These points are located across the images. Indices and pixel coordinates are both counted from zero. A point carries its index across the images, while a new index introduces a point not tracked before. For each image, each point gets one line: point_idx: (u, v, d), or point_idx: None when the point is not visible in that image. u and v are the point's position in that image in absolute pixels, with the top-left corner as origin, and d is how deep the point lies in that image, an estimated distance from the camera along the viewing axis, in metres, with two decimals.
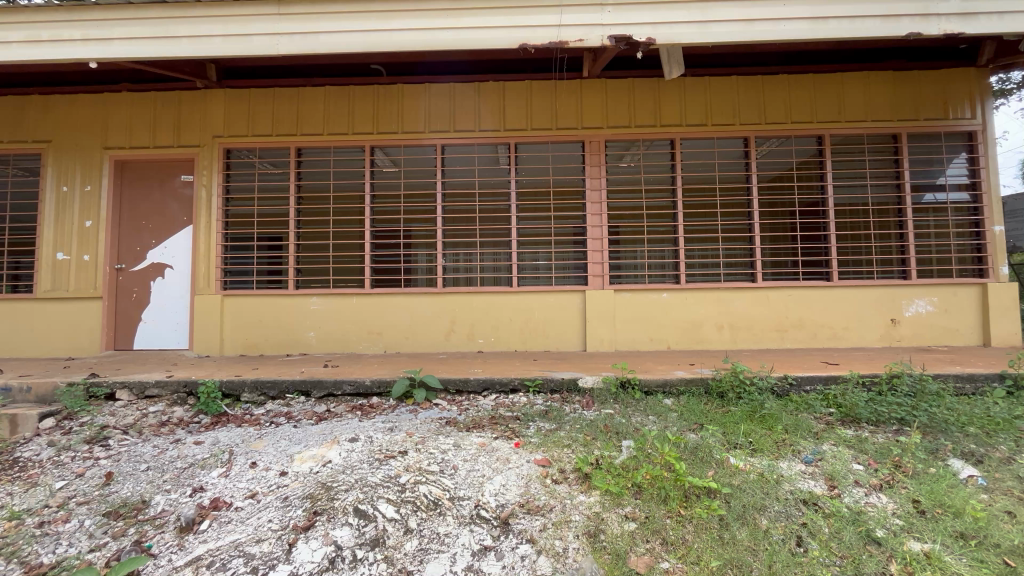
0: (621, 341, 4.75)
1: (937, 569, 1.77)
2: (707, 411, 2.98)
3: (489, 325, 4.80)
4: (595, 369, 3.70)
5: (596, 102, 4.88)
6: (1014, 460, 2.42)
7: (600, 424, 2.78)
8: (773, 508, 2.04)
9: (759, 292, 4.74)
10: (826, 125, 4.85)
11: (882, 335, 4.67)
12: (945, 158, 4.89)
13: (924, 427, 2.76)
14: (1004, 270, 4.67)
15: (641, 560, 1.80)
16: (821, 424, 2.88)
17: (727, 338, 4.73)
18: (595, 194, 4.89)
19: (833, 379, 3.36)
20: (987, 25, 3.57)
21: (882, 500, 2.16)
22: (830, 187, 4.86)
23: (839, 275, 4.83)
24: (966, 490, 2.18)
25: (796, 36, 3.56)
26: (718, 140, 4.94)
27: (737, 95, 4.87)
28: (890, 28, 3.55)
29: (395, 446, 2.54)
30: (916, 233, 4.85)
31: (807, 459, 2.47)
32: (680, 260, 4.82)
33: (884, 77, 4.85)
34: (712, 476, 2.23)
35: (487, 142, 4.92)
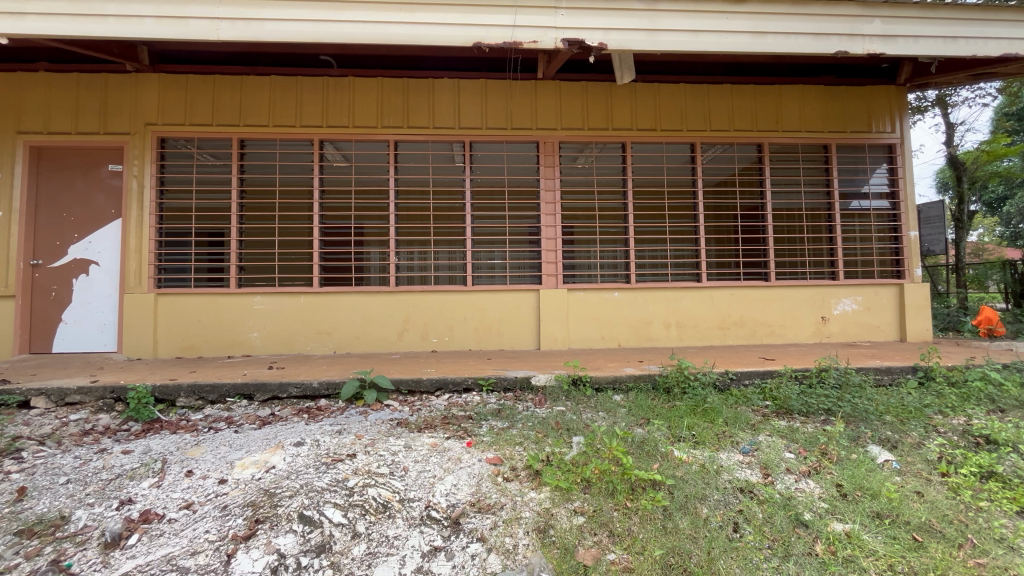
0: (574, 339, 4.85)
1: (856, 547, 1.92)
2: (654, 406, 3.09)
3: (443, 324, 4.76)
4: (549, 367, 3.75)
5: (550, 104, 4.94)
6: (923, 444, 2.67)
7: (552, 422, 2.83)
8: (713, 497, 2.15)
9: (704, 291, 4.95)
10: (765, 134, 5.13)
11: (813, 332, 5.01)
12: (869, 168, 5.29)
13: (848, 416, 2.99)
14: (917, 272, 5.11)
15: (589, 552, 1.84)
16: (758, 416, 3.05)
17: (674, 335, 4.91)
18: (549, 194, 4.94)
19: (769, 374, 3.57)
20: (904, 47, 3.90)
21: (809, 486, 2.33)
22: (768, 193, 5.16)
23: (776, 275, 5.13)
24: (883, 474, 2.38)
25: (737, 48, 3.75)
26: (666, 145, 5.12)
27: (685, 102, 5.07)
28: (821, 46, 3.81)
29: (343, 449, 2.47)
30: (844, 237, 5.20)
31: (744, 450, 2.61)
32: (631, 260, 4.94)
33: (817, 91, 5.19)
34: (657, 468, 2.32)
35: (442, 139, 4.87)
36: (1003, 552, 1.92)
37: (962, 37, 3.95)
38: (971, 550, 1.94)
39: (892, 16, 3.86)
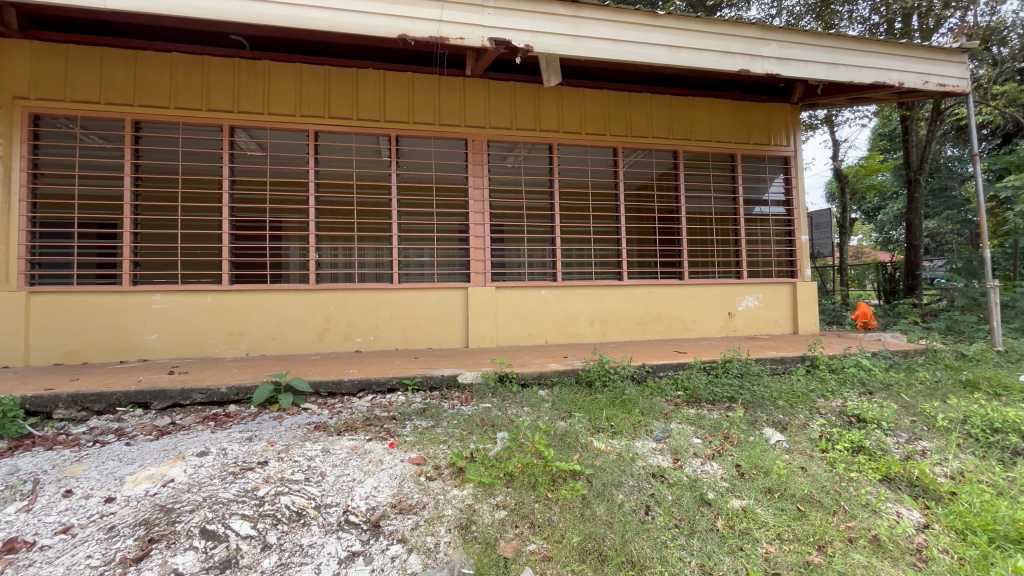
0: (502, 336, 4.90)
1: (750, 520, 2.12)
2: (576, 400, 3.21)
3: (368, 323, 4.61)
4: (476, 364, 3.76)
5: (479, 102, 4.95)
6: (808, 425, 3.00)
7: (477, 419, 2.85)
8: (628, 483, 2.29)
9: (625, 288, 5.21)
10: (680, 142, 5.49)
11: (721, 326, 5.44)
12: (768, 178, 5.84)
13: (747, 402, 3.29)
14: (807, 272, 5.72)
15: (510, 544, 1.87)
16: (671, 405, 3.27)
17: (597, 331, 5.12)
18: (477, 192, 4.93)
19: (681, 365, 3.83)
20: (795, 70, 4.34)
21: (713, 467, 2.54)
22: (682, 198, 5.52)
23: (689, 274, 5.51)
24: (775, 453, 2.64)
25: (654, 60, 3.98)
26: (591, 148, 5.32)
27: (608, 108, 5.30)
28: (727, 63, 4.15)
29: (254, 457, 2.32)
30: (747, 239, 5.70)
31: (658, 437, 2.79)
32: (557, 259, 5.08)
33: (725, 105, 5.64)
34: (577, 459, 2.41)
35: (367, 132, 4.71)
36: (868, 515, 2.21)
37: (842, 64, 4.47)
38: (844, 515, 2.21)
39: (786, 41, 4.29)
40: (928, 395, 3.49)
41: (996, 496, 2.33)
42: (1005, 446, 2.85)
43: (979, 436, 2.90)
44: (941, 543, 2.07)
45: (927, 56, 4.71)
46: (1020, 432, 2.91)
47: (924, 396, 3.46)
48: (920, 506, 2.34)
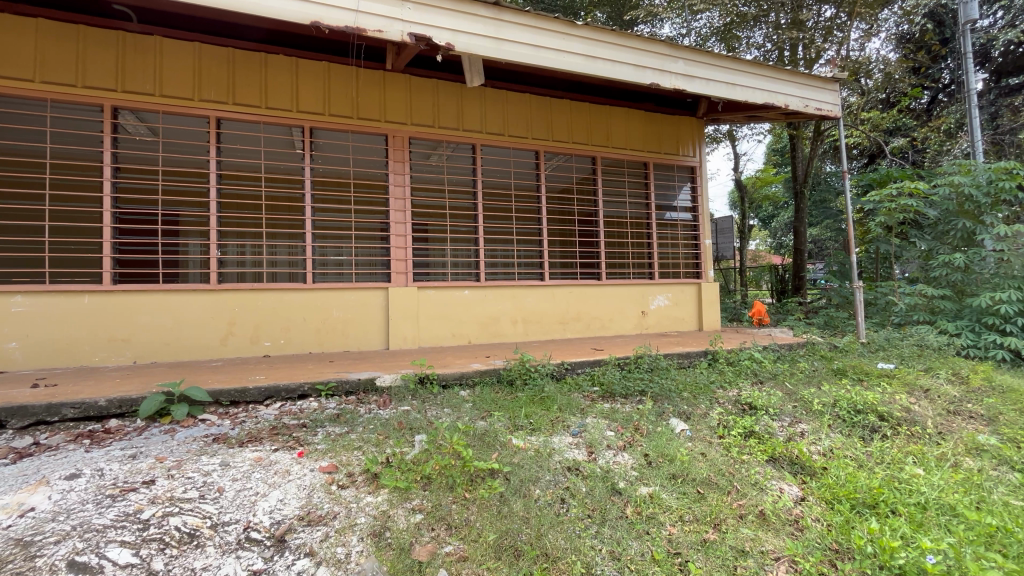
0: (424, 338, 4.82)
1: (656, 505, 2.26)
2: (497, 399, 3.24)
3: (279, 325, 4.33)
4: (396, 367, 3.67)
5: (400, 98, 4.84)
6: (708, 414, 3.27)
7: (395, 422, 2.78)
8: (545, 478, 2.35)
9: (547, 289, 5.35)
10: (598, 148, 5.74)
11: (635, 324, 5.76)
12: (677, 186, 6.27)
13: (656, 395, 3.52)
14: (710, 274, 6.23)
15: (425, 548, 1.84)
16: (587, 401, 3.41)
17: (520, 331, 5.21)
18: (399, 189, 4.80)
19: (598, 362, 4.00)
20: (699, 86, 4.71)
21: (624, 457, 2.68)
22: (600, 202, 5.77)
23: (606, 275, 5.78)
24: (679, 441, 2.85)
25: (573, 67, 4.13)
26: (514, 151, 5.40)
27: (530, 111, 5.41)
28: (639, 76, 4.40)
29: (138, 477, 2.09)
30: (659, 243, 6.08)
31: (574, 432, 2.90)
32: (481, 260, 5.12)
33: (639, 115, 5.99)
34: (496, 457, 2.44)
35: (277, 122, 4.42)
36: (755, 492, 2.44)
37: (739, 85, 4.92)
38: (736, 494, 2.43)
39: (691, 59, 4.64)
40: (806, 382, 3.95)
41: (856, 468, 2.68)
42: (865, 425, 3.30)
43: (845, 417, 3.33)
44: (814, 513, 2.34)
45: (808, 83, 5.31)
46: (877, 412, 3.38)
47: (803, 383, 3.91)
48: (798, 481, 2.64)
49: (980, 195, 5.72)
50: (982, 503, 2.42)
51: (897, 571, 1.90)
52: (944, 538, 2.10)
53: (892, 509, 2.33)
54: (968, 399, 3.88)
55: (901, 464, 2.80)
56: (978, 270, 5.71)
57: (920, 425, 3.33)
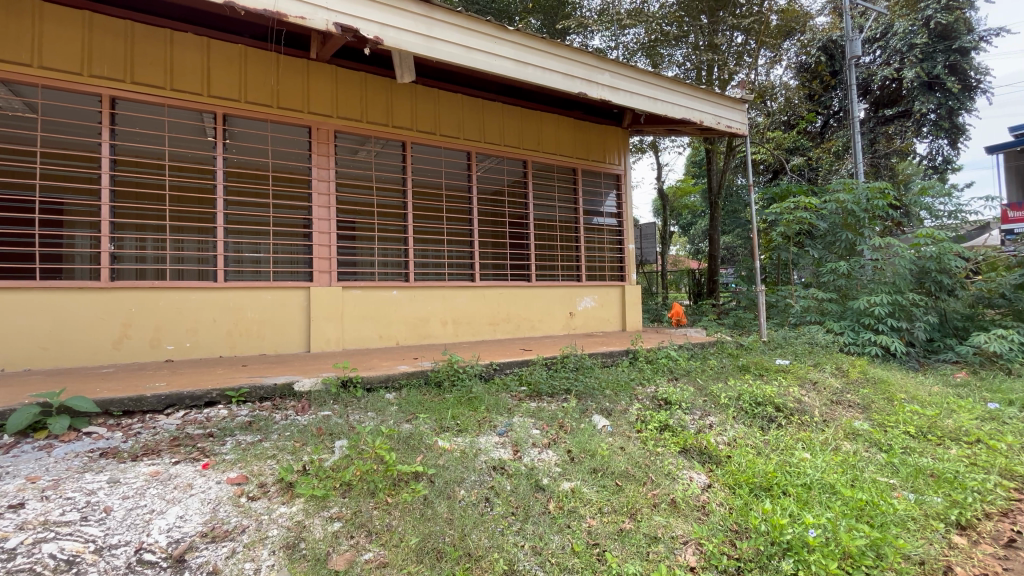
0: (349, 339, 4.65)
1: (577, 499, 2.35)
2: (424, 401, 3.20)
3: (184, 327, 3.98)
4: (316, 370, 3.50)
5: (325, 89, 4.63)
6: (627, 410, 3.45)
7: (313, 428, 2.66)
8: (470, 478, 2.37)
9: (477, 289, 5.36)
10: (529, 152, 5.85)
11: (563, 325, 5.93)
12: (603, 193, 6.55)
13: (580, 393, 3.66)
14: (633, 277, 6.56)
15: (343, 557, 1.78)
16: (514, 400, 3.46)
17: (449, 332, 5.17)
18: (323, 184, 4.60)
19: (526, 363, 4.08)
20: (624, 98, 4.96)
21: (548, 454, 2.76)
22: (530, 205, 5.88)
23: (536, 276, 5.89)
24: (600, 437, 2.97)
25: (503, 71, 4.18)
26: (445, 150, 5.36)
27: (462, 112, 5.40)
28: (568, 85, 4.56)
29: (3, 500, 1.83)
30: (586, 246, 6.31)
31: (500, 432, 2.94)
32: (409, 260, 5.01)
33: (569, 123, 6.19)
34: (420, 460, 2.42)
35: (184, 106, 4.06)
36: (668, 482, 2.61)
37: (660, 99, 5.23)
38: (651, 484, 2.58)
39: (616, 73, 4.88)
40: (715, 377, 4.29)
41: (755, 455, 2.94)
42: (763, 415, 3.64)
43: (747, 408, 3.66)
44: (718, 498, 2.54)
45: (720, 102, 5.77)
46: (774, 403, 3.75)
47: (713, 379, 4.23)
48: (706, 469, 2.85)
49: (861, 211, 6.50)
50: (855, 481, 2.75)
51: (786, 546, 2.12)
52: (825, 513, 2.36)
53: (783, 490, 2.59)
54: (848, 390, 4.40)
55: (792, 449, 3.12)
56: (858, 277, 6.48)
57: (809, 414, 3.73)
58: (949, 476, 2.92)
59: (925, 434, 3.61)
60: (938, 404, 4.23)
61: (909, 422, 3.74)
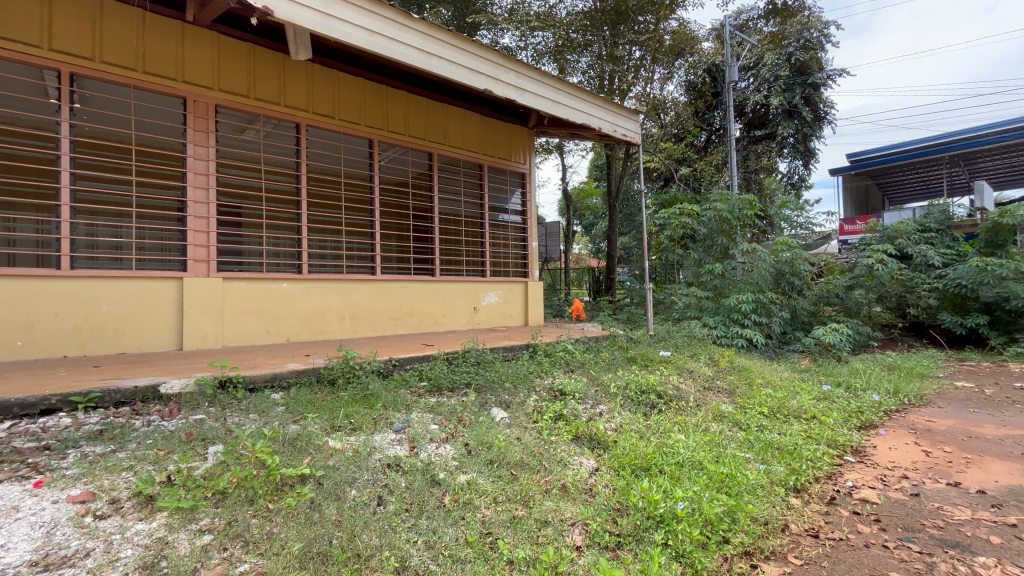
0: (232, 336, 4.25)
1: (473, 491, 2.38)
2: (315, 400, 3.04)
3: (14, 323, 3.36)
4: (189, 370, 3.16)
5: (205, 57, 4.17)
6: (525, 402, 3.57)
7: (183, 434, 2.40)
8: (362, 478, 2.30)
9: (378, 283, 5.19)
10: (435, 144, 5.78)
11: (467, 320, 5.96)
12: (509, 191, 6.67)
13: (480, 386, 3.71)
14: (536, 273, 6.77)
15: (213, 571, 1.63)
16: (413, 396, 3.42)
17: (347, 327, 4.95)
18: (200, 163, 4.14)
19: (426, 358, 4.03)
20: (528, 99, 5.10)
21: (446, 448, 2.77)
22: (435, 198, 5.81)
23: (440, 271, 5.84)
24: (497, 429, 3.04)
25: (407, 59, 4.08)
26: (344, 136, 5.10)
27: (363, 97, 5.18)
28: (473, 80, 4.59)
29: None
30: (491, 242, 6.38)
31: (397, 428, 2.89)
32: (303, 250, 4.71)
33: (476, 118, 6.22)
34: (307, 462, 2.30)
35: (17, 60, 3.42)
36: (560, 468, 2.75)
37: (562, 103, 5.46)
38: (543, 471, 2.70)
39: (521, 73, 5.00)
40: (606, 368, 4.61)
41: (637, 439, 3.21)
42: (647, 402, 3.98)
43: (633, 396, 3.98)
44: (604, 480, 2.73)
45: (618, 111, 6.16)
46: (656, 391, 4.12)
47: (604, 369, 4.54)
48: (594, 454, 3.05)
49: (733, 218, 7.35)
50: (719, 457, 3.12)
51: (658, 518, 2.35)
52: (692, 487, 2.65)
53: (660, 469, 2.85)
54: (717, 377, 4.98)
55: (669, 432, 3.45)
56: (730, 277, 7.30)
57: (684, 400, 4.15)
58: (790, 448, 3.43)
59: (775, 412, 4.21)
60: (786, 387, 4.94)
61: (763, 403, 4.33)
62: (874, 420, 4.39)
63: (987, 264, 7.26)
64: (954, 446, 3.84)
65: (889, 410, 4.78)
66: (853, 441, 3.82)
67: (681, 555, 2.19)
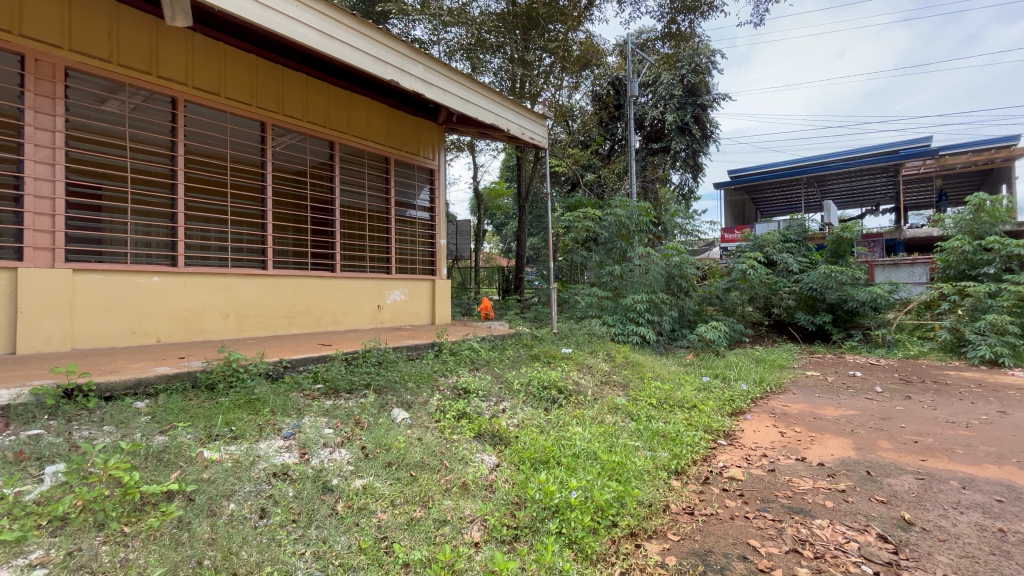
0: (85, 337, 3.67)
1: (369, 495, 2.30)
2: (188, 407, 2.73)
3: None
4: (23, 377, 2.68)
5: (52, 10, 3.56)
6: (428, 401, 3.52)
7: (11, 452, 2.04)
8: (242, 490, 2.11)
9: (269, 278, 4.81)
10: (337, 133, 5.48)
11: (370, 318, 5.74)
12: (416, 186, 6.52)
13: (382, 387, 3.59)
14: (443, 271, 6.70)
15: None
16: (306, 400, 3.22)
17: (232, 326, 4.51)
18: (44, 134, 3.53)
19: (322, 359, 3.81)
20: (436, 94, 5.04)
21: (341, 453, 2.64)
22: (336, 190, 5.49)
23: (341, 267, 5.56)
24: (397, 430, 2.96)
25: (306, 41, 3.81)
26: (231, 117, 4.64)
27: (254, 77, 4.76)
28: (379, 70, 4.42)
29: None
30: (397, 238, 6.20)
31: (286, 435, 2.70)
32: (178, 240, 4.20)
33: (382, 109, 6.00)
34: (176, 477, 2.07)
35: None
36: (461, 466, 2.75)
37: (472, 102, 5.46)
38: (444, 471, 2.68)
39: (429, 67, 4.92)
40: (510, 365, 4.71)
41: (538, 433, 3.32)
42: (548, 398, 4.13)
43: (535, 392, 4.11)
44: (504, 475, 2.78)
45: (526, 115, 6.30)
46: (557, 387, 4.30)
47: (508, 367, 4.64)
48: (496, 451, 3.10)
49: (631, 224, 7.89)
50: (611, 446, 3.33)
51: (554, 508, 2.45)
52: (586, 476, 2.81)
53: (557, 460, 2.97)
54: (613, 372, 5.32)
55: (568, 425, 3.62)
56: (628, 278, 7.83)
57: (583, 394, 4.38)
58: (672, 435, 3.77)
59: (662, 403, 4.59)
60: (673, 380, 5.41)
61: (652, 395, 4.71)
62: (743, 407, 4.97)
63: (831, 271, 8.63)
64: (802, 426, 4.48)
65: (755, 397, 5.44)
66: (725, 426, 4.30)
67: (573, 542, 2.30)
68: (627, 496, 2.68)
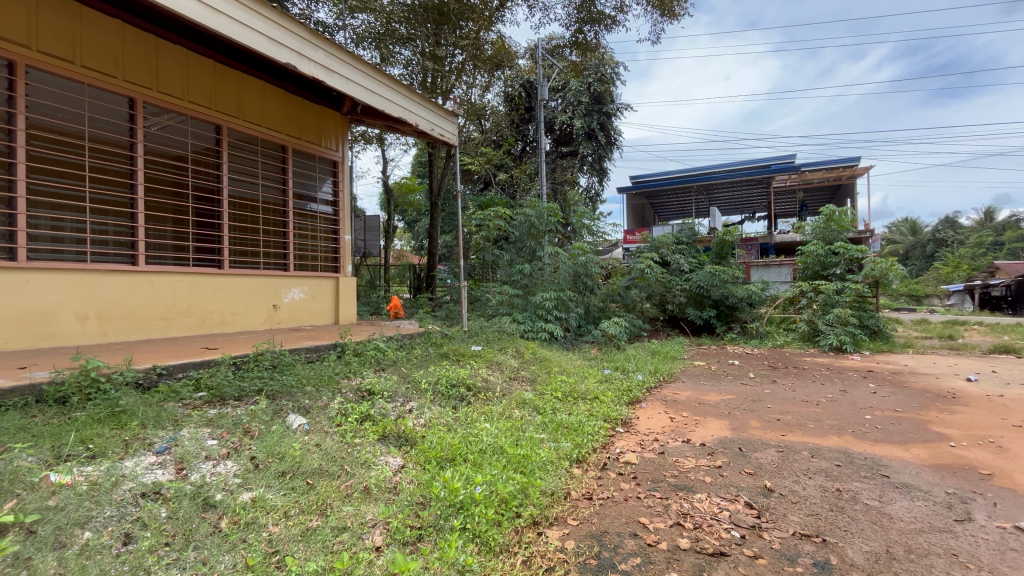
0: None
1: (258, 508, 2.14)
2: (31, 425, 2.35)
3: None
4: None
5: None
6: (327, 405, 3.35)
7: None
8: (101, 517, 1.87)
9: (142, 276, 4.26)
10: (224, 116, 5.01)
11: (264, 319, 5.32)
12: (317, 178, 6.15)
13: (275, 392, 3.36)
14: (348, 268, 6.43)
15: None
16: (185, 410, 2.91)
17: (92, 330, 3.93)
18: None
19: (205, 364, 3.46)
20: (339, 82, 4.79)
21: (226, 466, 2.43)
22: (223, 178, 5.01)
23: (229, 263, 5.08)
24: (293, 437, 2.78)
25: (185, 10, 3.39)
26: (90, 90, 4.04)
27: (121, 45, 4.19)
28: (273, 51, 4.10)
29: None
30: (295, 233, 5.80)
31: (159, 450, 2.43)
32: (19, 230, 3.57)
33: (278, 93, 5.59)
34: (12, 507, 1.77)
35: None
36: (363, 470, 2.66)
37: (377, 93, 5.27)
38: (344, 476, 2.57)
39: (330, 53, 4.66)
40: (418, 365, 4.64)
41: (445, 432, 3.31)
42: (456, 395, 4.13)
43: (443, 391, 4.09)
44: (409, 476, 2.73)
45: (436, 111, 6.23)
46: (466, 384, 4.31)
47: (416, 366, 4.56)
48: (401, 452, 3.04)
49: (540, 224, 8.14)
50: (517, 440, 3.43)
51: (458, 505, 2.47)
52: (491, 470, 2.87)
53: (463, 458, 2.99)
54: (521, 368, 5.46)
55: (475, 421, 3.65)
56: (538, 277, 8.07)
57: (491, 391, 4.44)
58: (574, 426, 3.97)
59: (566, 395, 4.80)
60: (577, 374, 5.68)
61: (558, 389, 4.91)
62: (639, 396, 5.36)
63: (716, 271, 9.62)
64: (688, 412, 4.94)
65: (650, 386, 5.89)
66: (622, 414, 4.61)
67: (476, 536, 2.33)
68: (529, 490, 2.76)
